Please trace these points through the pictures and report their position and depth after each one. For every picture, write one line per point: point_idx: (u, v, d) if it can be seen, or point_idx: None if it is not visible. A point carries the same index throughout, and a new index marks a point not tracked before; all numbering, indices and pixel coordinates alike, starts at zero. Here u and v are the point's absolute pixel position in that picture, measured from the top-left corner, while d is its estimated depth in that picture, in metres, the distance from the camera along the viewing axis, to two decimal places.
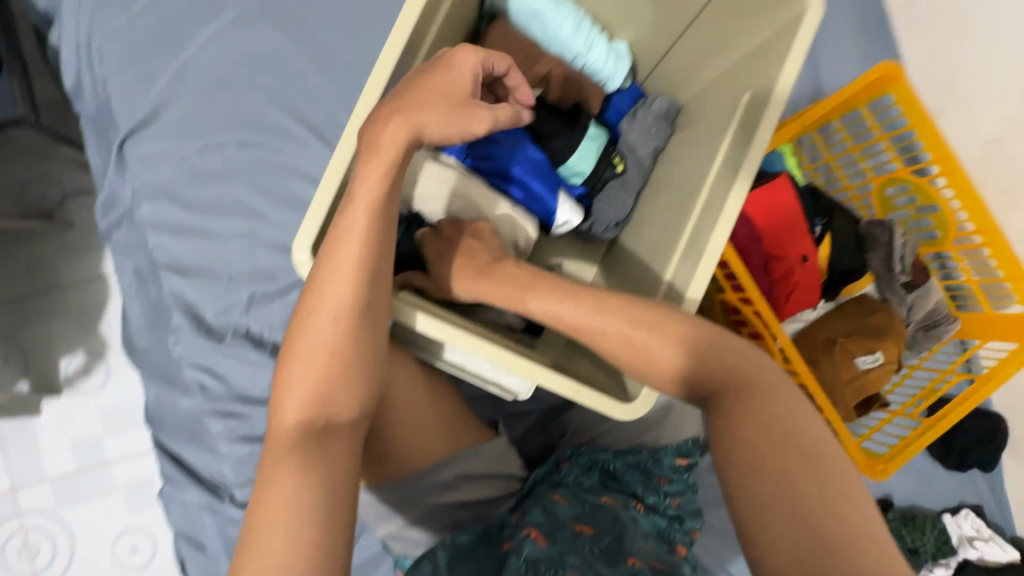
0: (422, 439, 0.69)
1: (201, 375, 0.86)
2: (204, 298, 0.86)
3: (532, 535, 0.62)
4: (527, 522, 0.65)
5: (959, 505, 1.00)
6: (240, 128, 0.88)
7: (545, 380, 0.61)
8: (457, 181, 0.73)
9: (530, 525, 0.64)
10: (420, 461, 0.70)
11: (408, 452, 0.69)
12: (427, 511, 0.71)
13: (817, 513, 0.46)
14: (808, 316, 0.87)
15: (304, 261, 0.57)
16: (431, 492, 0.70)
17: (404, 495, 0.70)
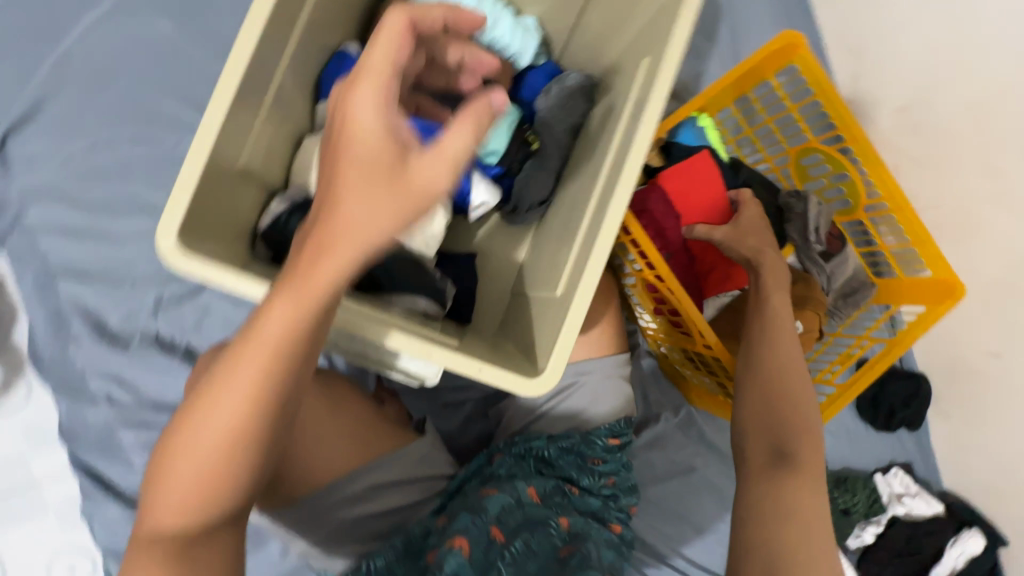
0: (329, 447, 0.66)
1: (107, 385, 0.81)
2: (105, 302, 0.82)
3: (457, 547, 0.60)
4: (453, 530, 0.61)
5: (890, 464, 1.03)
6: (134, 121, 0.84)
7: (446, 360, 0.58)
8: None
9: (457, 533, 0.61)
10: (324, 472, 0.66)
11: (310, 462, 0.65)
12: (338, 526, 0.67)
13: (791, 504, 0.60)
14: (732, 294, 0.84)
15: (171, 248, 0.52)
16: (342, 503, 0.66)
17: (310, 511, 0.66)
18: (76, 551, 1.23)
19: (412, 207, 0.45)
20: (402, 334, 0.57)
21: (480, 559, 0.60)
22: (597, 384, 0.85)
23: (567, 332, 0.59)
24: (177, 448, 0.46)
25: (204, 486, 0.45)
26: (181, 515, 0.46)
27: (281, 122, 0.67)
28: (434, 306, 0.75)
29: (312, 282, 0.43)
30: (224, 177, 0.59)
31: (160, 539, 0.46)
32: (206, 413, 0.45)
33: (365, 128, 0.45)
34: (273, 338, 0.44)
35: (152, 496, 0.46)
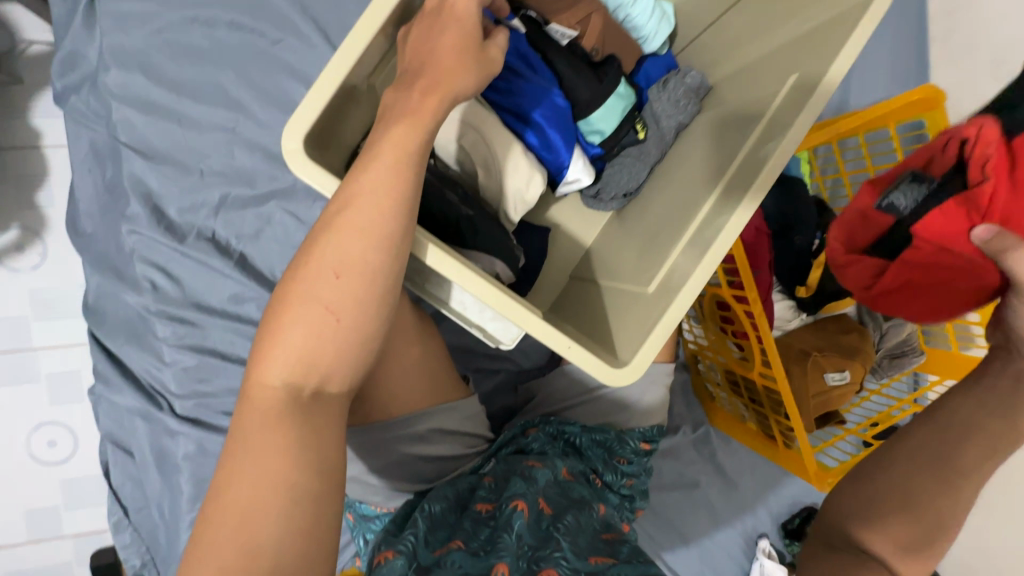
0: (407, 381, 0.64)
1: (154, 273, 0.78)
2: (168, 189, 0.78)
3: (521, 508, 0.56)
4: (510, 493, 0.58)
5: None
6: (235, 6, 0.78)
7: (533, 329, 0.56)
8: (473, 114, 0.70)
9: (516, 497, 0.57)
10: (396, 406, 0.63)
11: (388, 390, 0.62)
12: (393, 461, 0.63)
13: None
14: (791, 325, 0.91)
15: (294, 149, 0.50)
16: (400, 438, 0.63)
17: (369, 439, 0.62)
18: (59, 426, 1.20)
19: (460, 68, 0.51)
20: (500, 292, 0.55)
21: (535, 526, 0.55)
22: (645, 386, 0.86)
23: (669, 320, 0.57)
24: (287, 300, 0.43)
25: (314, 336, 0.42)
26: (287, 371, 0.42)
27: None
28: (508, 273, 0.74)
29: (399, 147, 0.47)
30: (353, 92, 0.56)
31: (264, 398, 0.41)
32: (318, 261, 0.44)
33: (431, 45, 0.51)
34: (381, 187, 0.46)
35: (257, 356, 0.43)
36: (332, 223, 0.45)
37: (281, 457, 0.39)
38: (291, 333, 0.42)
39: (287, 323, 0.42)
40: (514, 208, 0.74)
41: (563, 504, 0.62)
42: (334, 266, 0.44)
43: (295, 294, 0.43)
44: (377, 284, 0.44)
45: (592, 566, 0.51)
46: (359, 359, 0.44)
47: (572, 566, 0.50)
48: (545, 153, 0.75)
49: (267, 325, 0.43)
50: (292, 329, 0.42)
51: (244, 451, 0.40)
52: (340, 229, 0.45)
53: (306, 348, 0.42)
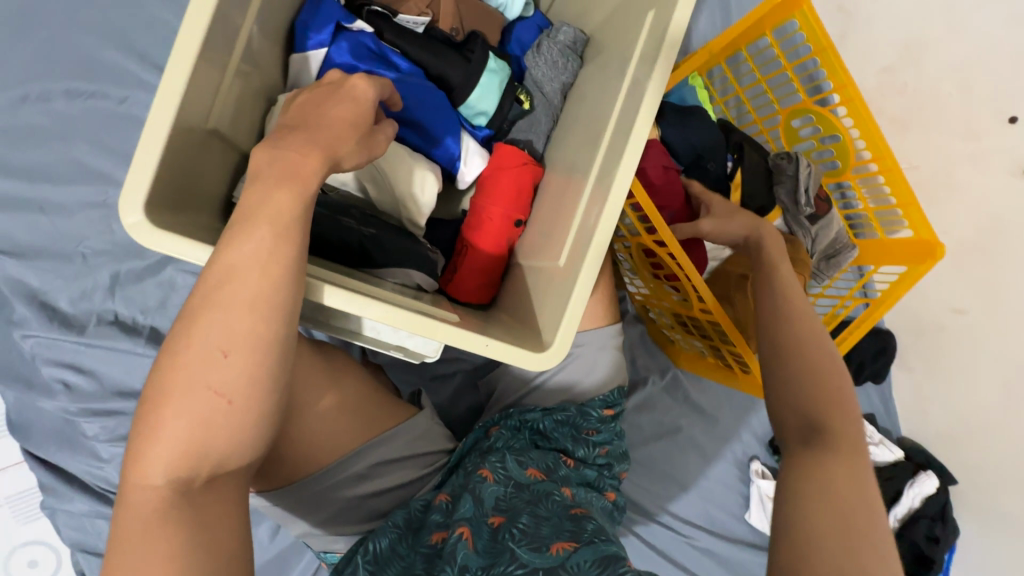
0: (332, 429, 0.65)
1: (64, 373, 0.73)
2: (52, 283, 0.73)
3: (462, 537, 0.60)
4: (457, 519, 0.62)
5: None
6: (68, 74, 0.73)
7: (449, 338, 0.55)
8: None
9: (462, 523, 0.61)
10: (325, 455, 0.65)
11: (314, 443, 0.64)
12: (341, 506, 0.67)
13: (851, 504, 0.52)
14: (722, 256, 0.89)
15: (137, 223, 0.46)
16: (341, 485, 0.67)
17: (310, 494, 0.65)
18: (33, 544, 1.15)
19: (353, 139, 0.51)
20: (405, 313, 0.53)
21: (484, 546, 0.59)
22: (595, 352, 0.86)
23: (578, 297, 0.58)
24: (167, 387, 0.42)
25: (201, 425, 0.42)
26: (171, 464, 0.41)
27: (252, 76, 0.59)
28: (427, 279, 0.70)
29: (277, 217, 0.45)
30: (195, 136, 0.51)
31: (147, 497, 0.41)
32: (199, 344, 0.42)
33: (329, 115, 0.50)
34: (259, 260, 0.44)
35: (136, 449, 0.42)
36: (210, 300, 0.43)
37: (163, 563, 0.40)
38: (175, 424, 0.41)
39: (169, 409, 0.41)
40: (418, 215, 0.71)
41: (522, 508, 0.64)
42: (217, 346, 0.42)
43: (175, 379, 0.42)
44: (269, 362, 0.43)
45: (551, 559, 0.56)
46: (252, 439, 0.44)
47: (529, 568, 0.55)
48: (433, 149, 0.72)
49: (148, 414, 0.42)
50: (175, 414, 0.41)
51: (125, 559, 0.40)
52: (219, 306, 0.43)
53: (194, 436, 0.41)
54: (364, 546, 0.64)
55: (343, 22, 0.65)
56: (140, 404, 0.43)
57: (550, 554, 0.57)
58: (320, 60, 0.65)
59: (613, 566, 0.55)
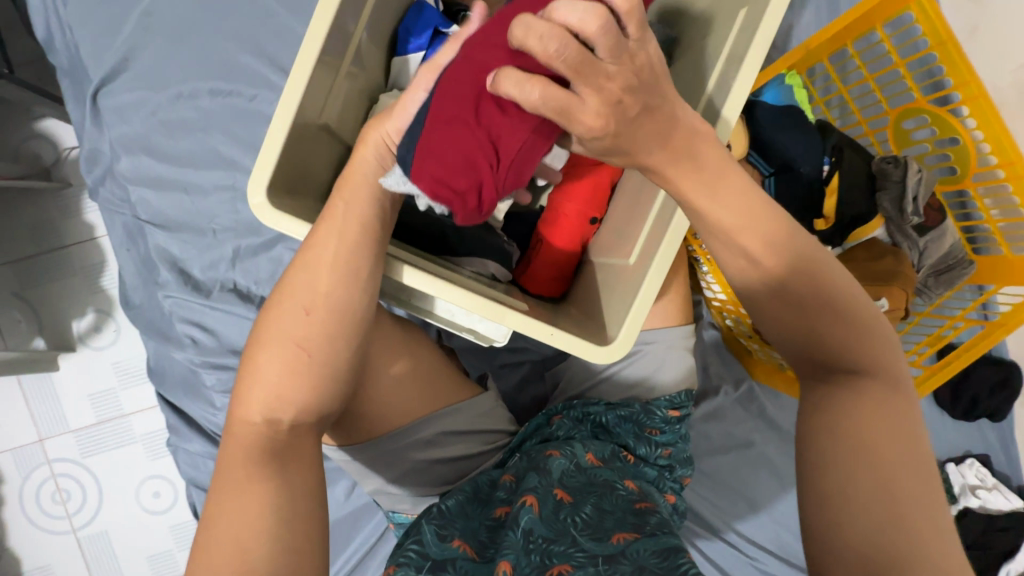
0: (405, 397, 0.70)
1: (192, 329, 0.86)
2: (189, 252, 0.86)
3: (529, 504, 0.63)
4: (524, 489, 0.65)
5: (965, 454, 0.99)
6: (212, 75, 0.85)
7: (516, 324, 0.57)
8: None
9: (527, 493, 0.64)
10: (399, 419, 0.69)
11: (388, 407, 0.68)
12: (411, 469, 0.71)
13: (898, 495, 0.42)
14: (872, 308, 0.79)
15: (260, 203, 0.54)
16: (411, 449, 0.70)
17: (383, 454, 0.69)
18: (159, 478, 1.35)
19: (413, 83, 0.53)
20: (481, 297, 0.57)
21: (551, 518, 0.61)
22: (663, 352, 0.85)
23: (644, 297, 0.59)
24: (264, 340, 0.49)
25: (285, 376, 0.48)
26: (261, 408, 0.48)
27: (360, 76, 0.66)
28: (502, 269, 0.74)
29: (354, 201, 0.52)
30: (309, 130, 0.58)
31: (245, 434, 0.48)
32: (287, 307, 0.50)
33: (408, 104, 0.52)
34: (339, 238, 0.50)
35: (240, 390, 0.49)
36: (297, 271, 0.51)
37: (264, 487, 0.45)
38: (265, 374, 0.48)
39: (267, 359, 0.48)
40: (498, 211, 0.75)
41: (586, 491, 0.67)
42: (302, 305, 0.49)
43: (271, 333, 0.49)
44: (343, 325, 0.50)
45: (613, 547, 0.57)
46: (331, 391, 0.50)
47: (590, 553, 0.56)
48: None
49: (249, 361, 0.49)
50: (270, 362, 0.48)
51: (223, 493, 0.45)
52: (305, 274, 0.50)
53: (283, 383, 0.48)
54: (429, 512, 0.65)
55: (440, 27, 0.68)
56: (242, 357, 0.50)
57: (612, 543, 0.58)
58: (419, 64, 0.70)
59: (674, 558, 0.55)
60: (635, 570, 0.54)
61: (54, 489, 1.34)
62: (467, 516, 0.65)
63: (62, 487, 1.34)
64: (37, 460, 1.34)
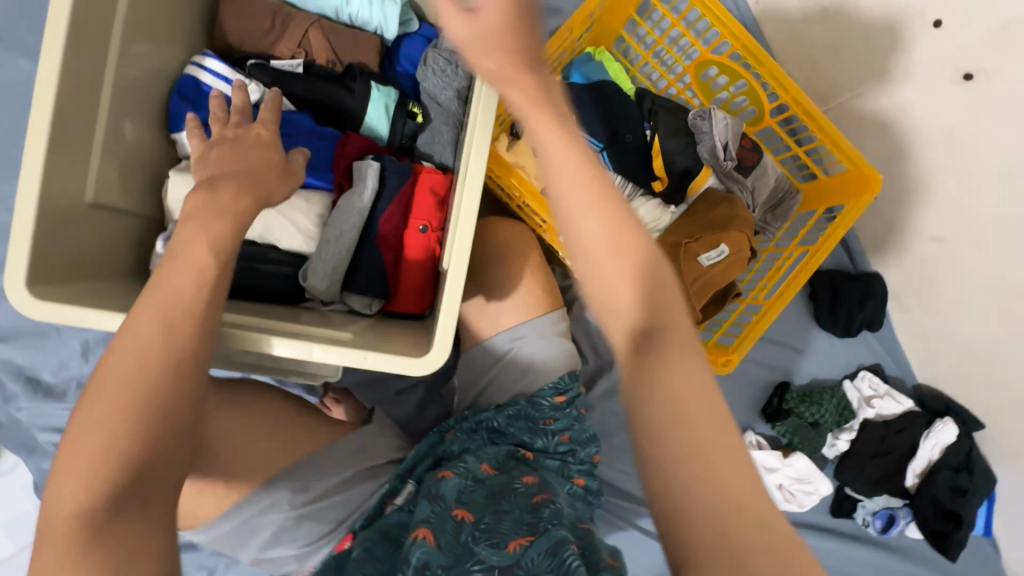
0: (254, 459, 0.68)
1: (54, 436, 0.82)
2: (33, 357, 0.82)
3: (422, 538, 0.61)
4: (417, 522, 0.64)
5: (857, 369, 1.03)
6: (18, 173, 0.82)
7: (326, 358, 0.56)
8: None
9: (420, 527, 0.63)
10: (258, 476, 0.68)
11: (240, 472, 0.67)
12: (277, 529, 0.69)
13: (748, 479, 0.38)
14: (711, 257, 0.81)
15: (24, 301, 0.51)
16: (271, 510, 0.68)
17: (245, 521, 0.68)
18: None
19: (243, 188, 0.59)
20: (296, 344, 0.57)
21: (448, 542, 0.62)
22: (539, 344, 0.85)
23: (451, 299, 0.58)
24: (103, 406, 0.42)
25: (121, 485, 0.41)
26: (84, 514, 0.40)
27: (136, 148, 0.64)
28: (327, 293, 0.73)
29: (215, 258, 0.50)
30: (77, 215, 0.56)
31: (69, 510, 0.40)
32: (105, 406, 0.42)
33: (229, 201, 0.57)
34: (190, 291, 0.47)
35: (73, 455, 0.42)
36: (124, 349, 0.44)
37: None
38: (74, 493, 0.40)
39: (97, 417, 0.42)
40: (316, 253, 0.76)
41: (483, 504, 0.68)
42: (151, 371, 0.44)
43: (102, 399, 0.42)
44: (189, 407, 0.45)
45: (508, 556, 0.59)
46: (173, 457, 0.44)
47: (487, 565, 0.59)
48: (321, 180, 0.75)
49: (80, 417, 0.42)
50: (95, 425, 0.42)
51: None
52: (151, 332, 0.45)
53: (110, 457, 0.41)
54: None
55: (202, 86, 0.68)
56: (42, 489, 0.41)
57: (507, 550, 0.60)
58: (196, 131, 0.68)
59: (561, 552, 0.58)
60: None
61: None
62: (379, 557, 0.62)
63: None
64: None
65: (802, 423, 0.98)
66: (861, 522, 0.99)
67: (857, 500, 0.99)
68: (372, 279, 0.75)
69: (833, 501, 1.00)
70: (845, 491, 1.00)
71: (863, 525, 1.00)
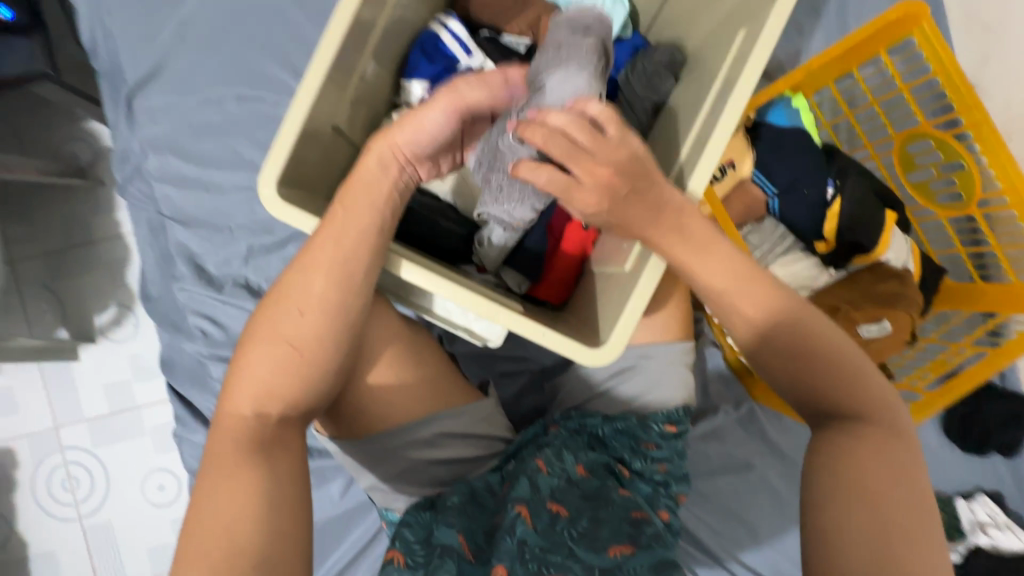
0: (406, 397, 0.70)
1: (203, 322, 0.90)
2: (205, 248, 0.90)
3: (522, 515, 0.65)
4: (514, 498, 0.67)
5: (976, 490, 0.96)
6: (239, 83, 0.91)
7: (510, 323, 0.59)
8: None
9: (519, 502, 0.66)
10: (399, 415, 0.70)
11: (388, 403, 0.69)
12: (404, 468, 0.71)
13: None
14: (873, 331, 0.79)
15: (270, 194, 0.56)
16: (406, 446, 0.70)
17: (379, 450, 0.70)
18: (164, 471, 1.38)
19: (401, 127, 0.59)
20: (477, 297, 0.59)
21: (545, 529, 0.65)
22: (661, 368, 0.84)
23: (633, 310, 0.59)
24: (258, 336, 0.54)
25: (277, 369, 0.53)
26: (256, 393, 0.52)
27: (368, 86, 0.69)
28: (490, 262, 0.76)
29: (355, 203, 0.56)
30: (320, 132, 0.62)
31: (234, 421, 0.52)
32: (275, 316, 0.54)
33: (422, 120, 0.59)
34: (335, 236, 0.55)
35: (231, 381, 0.54)
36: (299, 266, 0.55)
37: (248, 486, 0.48)
38: (253, 371, 0.53)
39: (257, 349, 0.54)
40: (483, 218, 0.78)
41: (579, 504, 0.70)
42: (299, 305, 0.54)
43: (265, 329, 0.54)
44: (335, 324, 0.55)
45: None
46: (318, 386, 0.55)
47: (586, 564, 0.63)
48: None
49: (242, 350, 0.54)
50: (257, 354, 0.53)
51: (214, 486, 0.49)
52: (305, 272, 0.55)
53: (269, 377, 0.53)
54: (398, 531, 0.66)
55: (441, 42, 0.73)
56: (235, 350, 0.55)
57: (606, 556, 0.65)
58: (427, 85, 0.73)
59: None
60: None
61: (64, 476, 1.37)
62: (472, 516, 0.67)
63: (72, 474, 1.37)
64: (51, 447, 1.38)
65: None
66: None
67: None
68: (532, 262, 0.78)
69: None
70: None
71: None
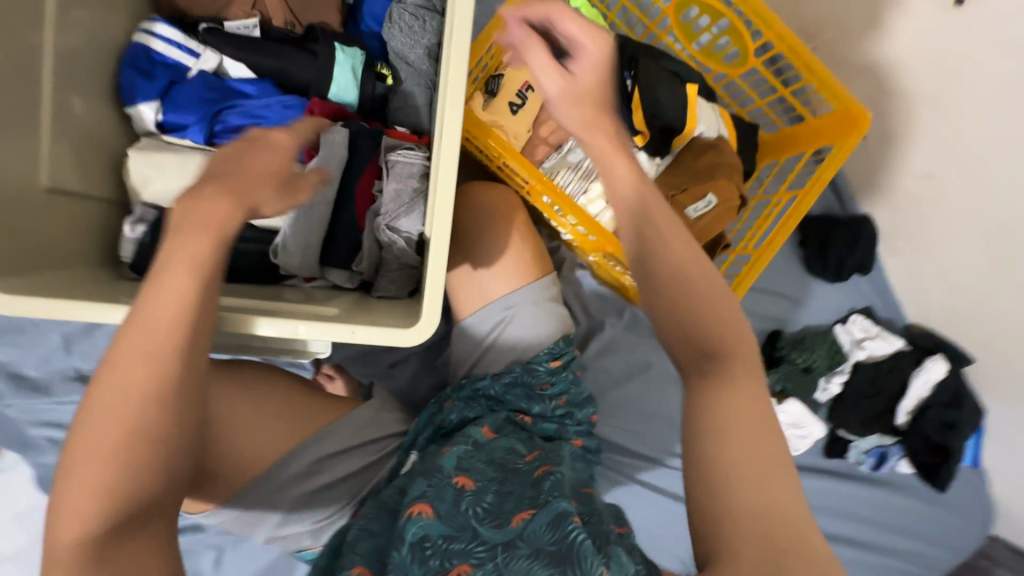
0: (263, 436, 0.68)
1: (46, 430, 0.81)
2: (13, 355, 0.81)
3: (418, 513, 0.58)
4: (410, 500, 0.61)
5: (849, 312, 1.04)
6: None
7: (314, 333, 0.56)
8: (179, 161, 0.65)
9: (415, 501, 0.60)
10: (261, 459, 0.67)
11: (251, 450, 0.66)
12: (288, 506, 0.68)
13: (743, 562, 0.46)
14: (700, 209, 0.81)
15: None
16: (280, 486, 0.68)
17: (253, 500, 0.67)
18: None
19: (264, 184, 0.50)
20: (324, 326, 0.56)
21: (445, 514, 0.58)
22: (530, 312, 0.83)
23: (433, 277, 0.57)
24: (115, 393, 0.41)
25: (136, 438, 0.41)
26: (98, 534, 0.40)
27: (79, 126, 0.60)
28: (307, 268, 0.72)
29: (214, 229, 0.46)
30: (29, 199, 0.54)
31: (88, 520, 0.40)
32: (133, 371, 0.42)
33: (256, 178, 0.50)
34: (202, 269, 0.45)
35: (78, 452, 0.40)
36: (144, 306, 0.44)
37: None
38: (96, 483, 0.40)
39: (99, 415, 0.41)
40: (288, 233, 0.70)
41: (486, 471, 0.65)
42: (167, 351, 0.43)
43: (107, 392, 0.41)
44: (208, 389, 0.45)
45: (512, 531, 0.55)
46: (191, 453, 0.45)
47: (489, 544, 0.55)
48: None
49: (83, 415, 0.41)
50: (102, 428, 0.40)
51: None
52: (147, 315, 0.43)
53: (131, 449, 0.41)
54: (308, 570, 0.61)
55: (152, 54, 0.65)
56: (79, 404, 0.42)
57: (512, 525, 0.56)
58: (157, 106, 0.66)
59: (565, 525, 0.53)
60: (529, 552, 0.53)
61: None
62: (373, 532, 0.60)
63: None
64: None
65: (795, 369, 0.99)
66: (854, 461, 1.02)
67: (849, 440, 1.01)
68: (351, 254, 0.74)
69: (826, 443, 1.02)
70: (838, 433, 1.02)
71: (855, 463, 1.02)
